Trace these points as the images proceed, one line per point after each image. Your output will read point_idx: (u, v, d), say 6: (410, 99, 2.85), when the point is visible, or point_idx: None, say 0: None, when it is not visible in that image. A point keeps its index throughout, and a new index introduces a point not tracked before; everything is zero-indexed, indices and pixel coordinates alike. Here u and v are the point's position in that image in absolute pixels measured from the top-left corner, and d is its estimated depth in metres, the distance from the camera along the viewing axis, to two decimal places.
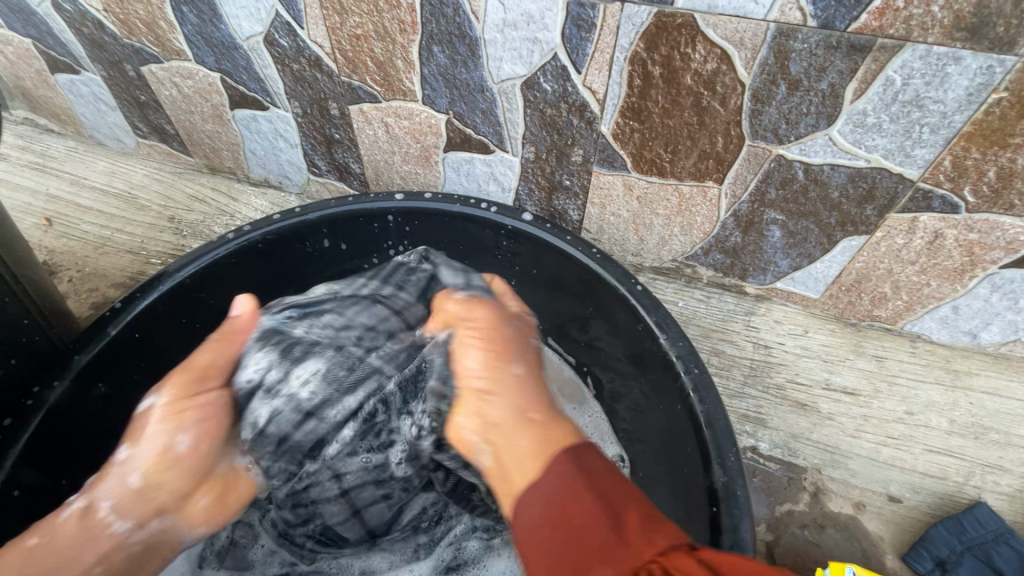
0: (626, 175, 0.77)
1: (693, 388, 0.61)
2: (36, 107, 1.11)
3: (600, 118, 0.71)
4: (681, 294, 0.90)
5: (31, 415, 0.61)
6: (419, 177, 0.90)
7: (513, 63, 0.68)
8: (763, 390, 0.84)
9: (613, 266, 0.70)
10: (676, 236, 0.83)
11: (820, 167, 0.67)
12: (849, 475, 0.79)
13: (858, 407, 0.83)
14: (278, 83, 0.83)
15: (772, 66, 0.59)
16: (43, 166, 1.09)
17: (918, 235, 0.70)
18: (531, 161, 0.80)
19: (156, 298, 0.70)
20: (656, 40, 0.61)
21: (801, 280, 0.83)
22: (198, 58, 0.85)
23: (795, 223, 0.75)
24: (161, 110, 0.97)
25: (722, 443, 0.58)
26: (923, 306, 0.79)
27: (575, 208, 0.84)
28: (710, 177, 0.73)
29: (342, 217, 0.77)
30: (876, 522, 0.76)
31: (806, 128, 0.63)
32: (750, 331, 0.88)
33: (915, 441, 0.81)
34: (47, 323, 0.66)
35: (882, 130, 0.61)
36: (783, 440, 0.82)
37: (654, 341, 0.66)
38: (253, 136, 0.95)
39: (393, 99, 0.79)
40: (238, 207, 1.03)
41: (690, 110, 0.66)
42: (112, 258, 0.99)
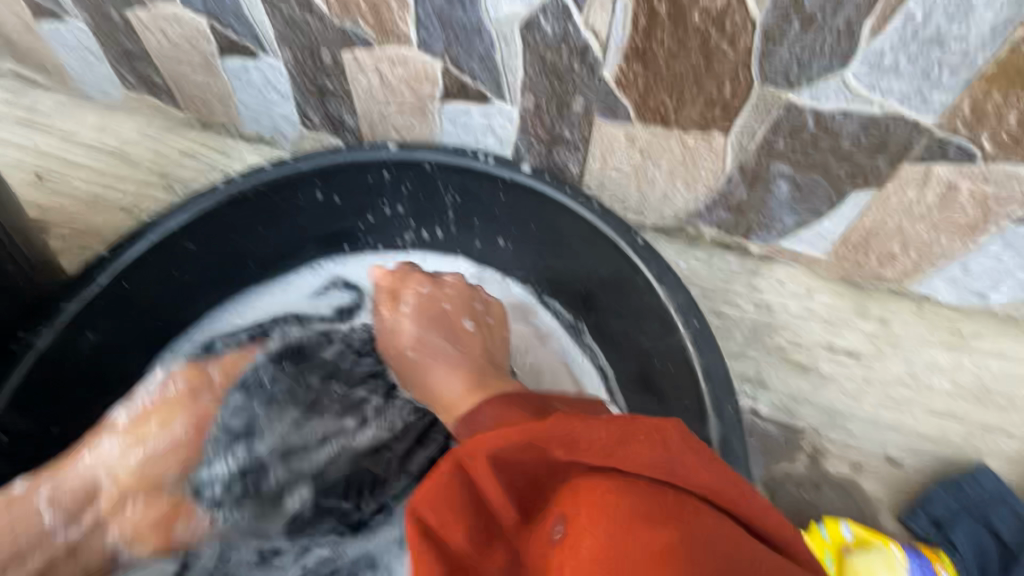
0: (629, 125, 0.74)
1: (693, 341, 0.60)
2: (22, 58, 1.08)
3: (602, 62, 0.67)
4: (683, 254, 0.88)
5: (19, 360, 0.61)
6: (415, 130, 0.87)
7: (511, 1, 0.65)
8: (764, 351, 0.83)
9: (614, 219, 0.67)
10: (679, 191, 0.81)
11: (831, 115, 0.64)
12: (847, 436, 0.79)
13: (860, 369, 0.82)
14: (267, 27, 0.80)
15: (785, 2, 0.56)
16: (32, 120, 1.06)
17: (930, 188, 0.67)
18: (531, 111, 0.77)
19: (145, 247, 0.68)
20: None
21: (807, 238, 0.81)
22: (183, 1, 0.82)
23: (803, 176, 0.72)
24: (149, 60, 0.94)
25: (721, 395, 0.58)
26: (932, 266, 0.77)
27: (575, 161, 0.82)
28: (716, 126, 0.70)
29: (334, 168, 0.75)
30: (873, 483, 0.76)
31: (819, 70, 0.60)
32: (753, 292, 0.86)
33: (917, 403, 0.80)
34: (34, 270, 0.64)
35: (900, 73, 0.57)
36: (782, 401, 0.81)
37: (653, 294, 0.64)
38: (243, 87, 0.91)
39: (387, 44, 0.75)
40: (232, 163, 1.01)
41: (696, 53, 0.63)
42: (105, 214, 0.97)
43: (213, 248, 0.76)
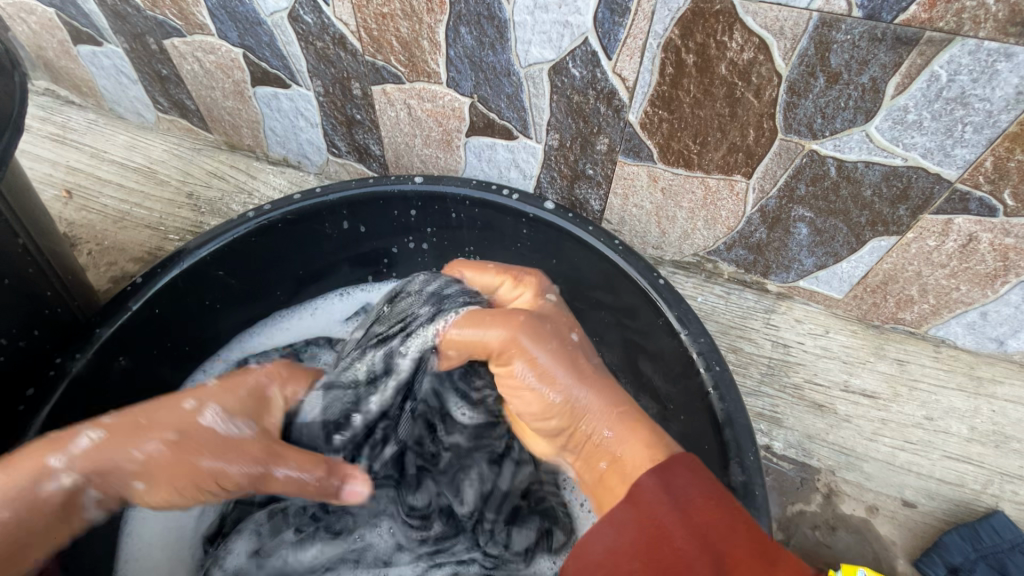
0: (651, 166, 0.75)
1: (714, 386, 0.61)
2: (58, 78, 1.11)
3: (628, 106, 0.69)
4: (701, 289, 0.89)
5: (55, 386, 0.61)
6: (440, 161, 0.89)
7: (542, 47, 0.67)
8: (780, 389, 0.83)
9: (636, 259, 0.69)
10: (699, 230, 0.82)
11: (853, 164, 0.65)
12: (863, 478, 0.79)
13: (876, 410, 0.82)
14: (300, 60, 0.82)
15: (812, 58, 0.57)
16: (64, 138, 1.09)
17: (950, 237, 0.68)
18: (555, 149, 0.78)
19: (177, 274, 0.70)
20: (692, 26, 0.59)
21: (824, 279, 0.82)
22: (221, 33, 0.84)
23: (823, 221, 0.73)
24: (182, 85, 0.97)
25: (742, 442, 0.57)
26: (949, 311, 0.77)
27: (596, 197, 0.83)
28: (738, 170, 0.71)
29: (362, 199, 0.77)
30: (889, 527, 0.76)
31: (843, 123, 0.61)
32: (769, 329, 0.86)
33: (933, 446, 0.80)
34: (69, 296, 0.68)
35: (923, 128, 0.59)
36: (797, 440, 0.81)
37: (675, 336, 0.65)
38: (273, 114, 0.94)
39: (417, 81, 0.77)
40: (257, 185, 1.03)
41: (722, 101, 0.64)
42: (131, 232, 0.99)
43: (241, 275, 0.77)
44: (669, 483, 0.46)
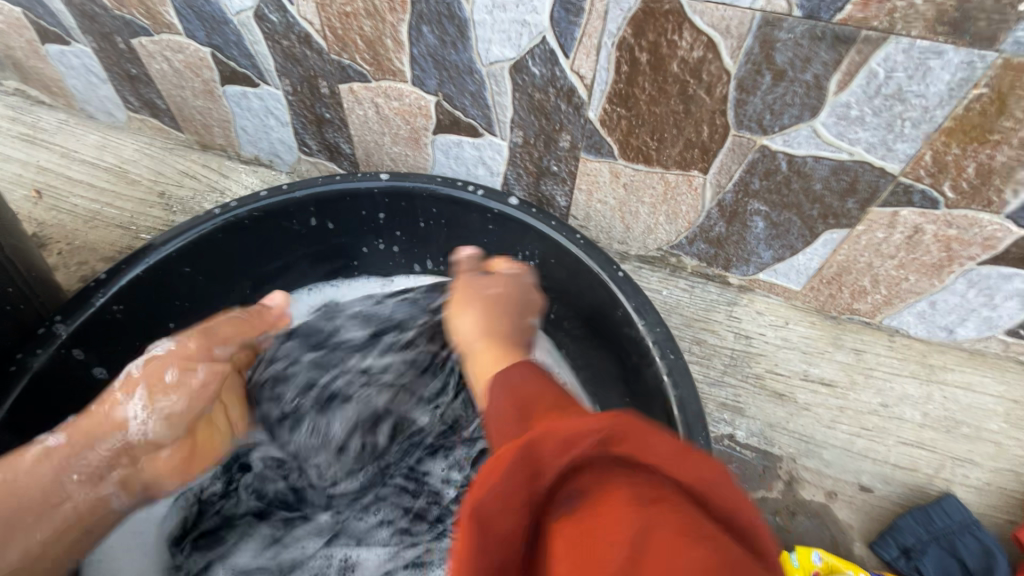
0: (612, 162, 0.77)
1: (667, 373, 0.62)
2: (27, 78, 1.10)
3: (588, 104, 0.71)
4: (666, 283, 0.91)
5: (15, 383, 0.62)
6: (409, 159, 0.90)
7: (502, 45, 0.68)
8: (742, 379, 0.86)
9: (596, 252, 0.70)
10: (662, 225, 0.84)
11: (803, 159, 0.67)
12: (822, 464, 0.81)
13: (834, 398, 0.84)
14: (268, 59, 0.83)
15: (758, 56, 0.59)
16: (34, 138, 1.09)
17: (897, 229, 0.71)
18: (520, 146, 0.80)
19: (141, 270, 0.70)
20: (644, 25, 0.61)
21: (783, 272, 0.84)
22: (188, 32, 0.85)
23: (778, 214, 0.75)
24: (152, 84, 0.97)
25: (693, 427, 0.59)
26: (902, 301, 0.80)
27: (562, 193, 0.85)
28: (695, 166, 0.73)
29: (329, 196, 0.77)
30: (846, 511, 0.78)
31: (790, 119, 0.63)
32: (732, 321, 0.89)
33: (889, 432, 0.82)
34: (32, 292, 0.68)
35: (865, 124, 0.61)
36: (759, 428, 0.83)
37: (633, 326, 0.67)
38: (243, 113, 0.94)
39: (383, 79, 0.79)
40: (229, 184, 1.04)
41: (676, 98, 0.66)
42: (102, 231, 0.99)
43: (208, 272, 0.78)
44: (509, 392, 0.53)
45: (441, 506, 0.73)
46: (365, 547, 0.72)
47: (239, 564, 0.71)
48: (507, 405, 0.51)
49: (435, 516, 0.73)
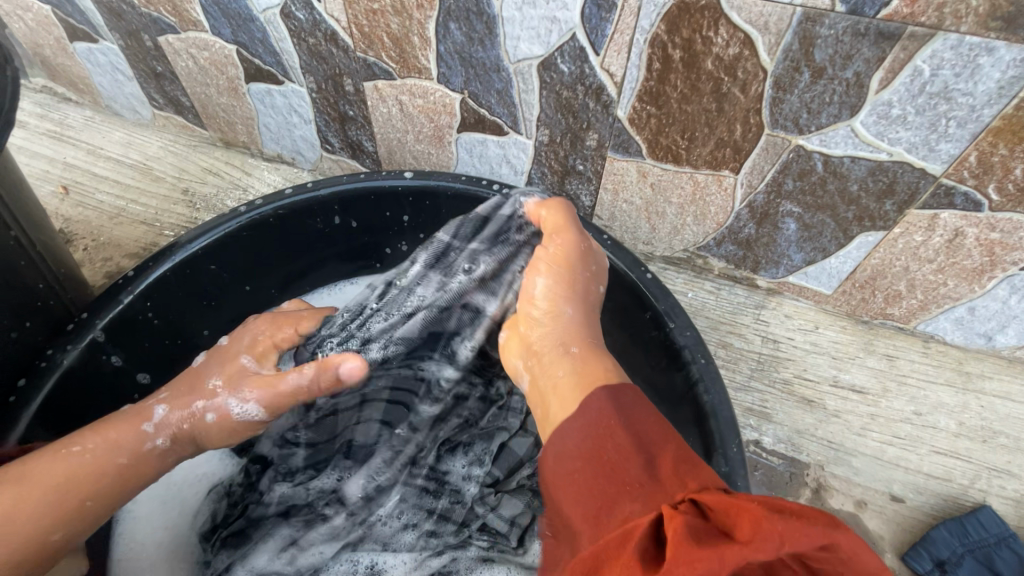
0: (641, 161, 0.76)
1: (698, 378, 0.61)
2: (55, 75, 1.11)
3: (617, 102, 0.69)
4: (691, 285, 0.89)
5: (46, 377, 0.62)
6: (432, 157, 0.89)
7: (530, 42, 0.67)
8: (769, 384, 0.84)
9: (624, 254, 0.69)
10: (689, 226, 0.82)
11: (839, 159, 0.65)
12: (851, 473, 0.79)
13: (864, 405, 0.82)
14: (293, 57, 0.83)
15: (797, 53, 0.58)
16: (61, 135, 1.10)
17: (937, 232, 0.68)
18: (545, 144, 0.79)
19: (168, 268, 0.71)
20: (678, 22, 0.59)
21: (814, 275, 0.82)
22: (214, 30, 0.85)
23: (811, 216, 0.73)
24: (177, 81, 0.97)
25: (726, 434, 0.58)
26: (938, 306, 0.78)
27: (587, 193, 0.84)
28: (726, 166, 0.72)
29: (353, 195, 0.77)
30: (877, 521, 0.76)
31: (828, 118, 0.62)
32: (759, 325, 0.87)
33: (922, 441, 0.80)
34: (60, 288, 0.68)
35: (907, 123, 0.59)
36: (787, 435, 0.81)
37: (661, 329, 0.66)
38: (267, 110, 0.94)
39: (409, 77, 0.78)
40: (252, 181, 1.04)
41: (709, 96, 0.65)
42: (127, 228, 1.00)
43: (234, 270, 0.78)
44: (619, 399, 0.45)
45: (465, 506, 0.68)
46: (390, 552, 0.68)
47: (258, 566, 0.66)
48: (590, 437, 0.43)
49: (461, 518, 0.68)
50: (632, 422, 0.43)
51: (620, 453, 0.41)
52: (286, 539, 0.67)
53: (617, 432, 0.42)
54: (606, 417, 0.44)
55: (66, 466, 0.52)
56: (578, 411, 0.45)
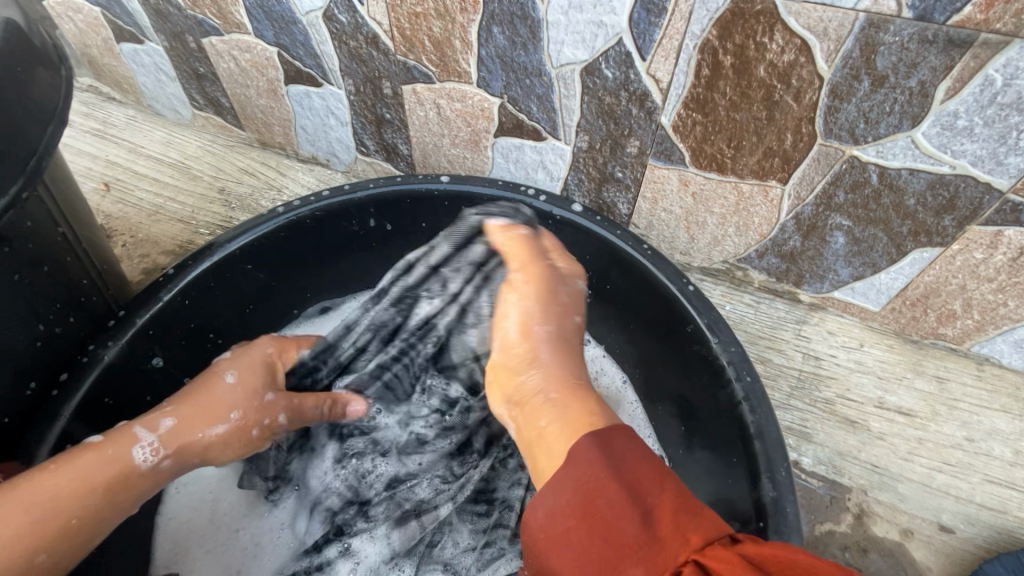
0: (683, 170, 0.74)
1: (744, 397, 0.59)
2: (100, 75, 1.14)
3: (661, 109, 0.68)
4: (729, 298, 0.87)
5: (86, 372, 0.63)
6: (467, 161, 0.89)
7: (575, 47, 0.66)
8: (810, 403, 0.81)
9: (664, 264, 0.67)
10: (730, 236, 0.80)
11: (897, 171, 0.62)
12: (897, 499, 0.75)
13: (912, 429, 0.78)
14: (333, 60, 0.83)
15: (857, 60, 0.55)
16: (104, 133, 1.13)
17: (1000, 250, 0.65)
18: (584, 151, 0.78)
19: (206, 266, 0.71)
20: (731, 27, 0.57)
21: (861, 290, 0.79)
22: (257, 32, 0.86)
23: (862, 230, 0.70)
24: (218, 82, 0.99)
25: (773, 456, 0.56)
26: (995, 328, 0.74)
27: (625, 201, 0.82)
28: (774, 176, 0.69)
29: (389, 198, 0.77)
30: (924, 552, 0.72)
31: (887, 128, 0.59)
32: (800, 341, 0.84)
33: (974, 469, 0.76)
34: (103, 285, 0.69)
35: (974, 135, 0.56)
36: (828, 457, 0.78)
37: (703, 344, 0.64)
38: (305, 112, 0.95)
39: (448, 80, 0.78)
40: (287, 182, 1.05)
41: (759, 104, 0.63)
42: (164, 225, 1.01)
43: (270, 269, 0.78)
44: (606, 447, 0.44)
45: (516, 512, 0.68)
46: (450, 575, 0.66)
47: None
48: (599, 479, 0.42)
49: (515, 524, 0.68)
50: (620, 469, 0.42)
51: (611, 512, 0.41)
52: (380, 555, 0.66)
53: (603, 486, 0.42)
54: (590, 471, 0.43)
55: (99, 498, 0.52)
56: (564, 464, 0.44)
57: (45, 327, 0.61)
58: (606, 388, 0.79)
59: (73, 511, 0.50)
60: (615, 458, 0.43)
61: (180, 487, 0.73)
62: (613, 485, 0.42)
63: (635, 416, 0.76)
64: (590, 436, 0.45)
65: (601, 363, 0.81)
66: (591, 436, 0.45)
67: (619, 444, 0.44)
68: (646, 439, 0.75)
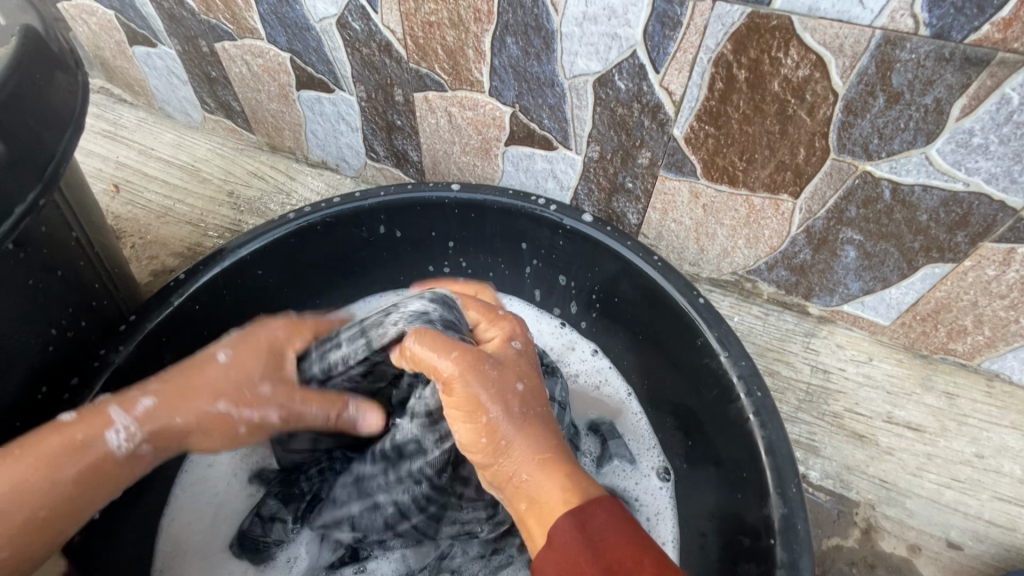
0: (694, 181, 0.74)
1: (754, 412, 0.59)
2: (112, 77, 1.15)
3: (674, 121, 0.68)
4: (738, 309, 0.87)
5: (97, 377, 0.62)
6: (476, 169, 0.89)
7: (588, 58, 0.66)
8: (818, 416, 0.80)
9: (674, 276, 0.67)
10: (739, 248, 0.80)
11: (910, 187, 0.62)
12: (905, 515, 0.75)
13: (921, 444, 0.78)
14: (346, 66, 0.84)
15: (872, 76, 0.55)
16: (115, 135, 1.13)
17: (1012, 268, 0.65)
18: (595, 160, 0.78)
19: (217, 271, 0.71)
20: (746, 41, 0.57)
21: (871, 304, 0.79)
22: (270, 37, 0.86)
23: (873, 245, 0.70)
24: (230, 86, 0.99)
25: (784, 472, 0.56)
26: (1006, 344, 0.73)
27: (634, 211, 0.82)
28: (785, 190, 0.69)
29: (399, 205, 0.77)
30: (932, 568, 0.72)
31: (901, 144, 0.59)
32: (808, 354, 0.84)
33: (983, 486, 0.75)
34: (113, 289, 0.70)
35: (988, 153, 0.56)
36: (835, 470, 0.77)
37: (714, 357, 0.63)
38: (316, 117, 0.95)
39: (460, 89, 0.78)
40: (296, 186, 1.05)
41: (773, 118, 0.63)
42: (173, 227, 1.02)
43: (279, 275, 0.78)
44: (586, 524, 0.44)
45: None
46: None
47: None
48: (589, 559, 0.43)
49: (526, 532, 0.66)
50: (598, 547, 0.43)
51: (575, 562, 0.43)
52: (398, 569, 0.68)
53: (586, 567, 0.42)
54: (575, 551, 0.43)
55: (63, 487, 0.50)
56: (547, 544, 0.45)
57: (58, 331, 0.61)
58: (610, 399, 0.79)
59: (21, 507, 0.48)
60: (604, 538, 0.44)
61: (185, 489, 0.74)
62: (601, 564, 0.42)
63: (642, 426, 0.76)
64: (569, 512, 0.45)
65: (606, 375, 0.81)
66: (570, 510, 0.45)
67: (604, 519, 0.45)
68: (652, 449, 0.75)
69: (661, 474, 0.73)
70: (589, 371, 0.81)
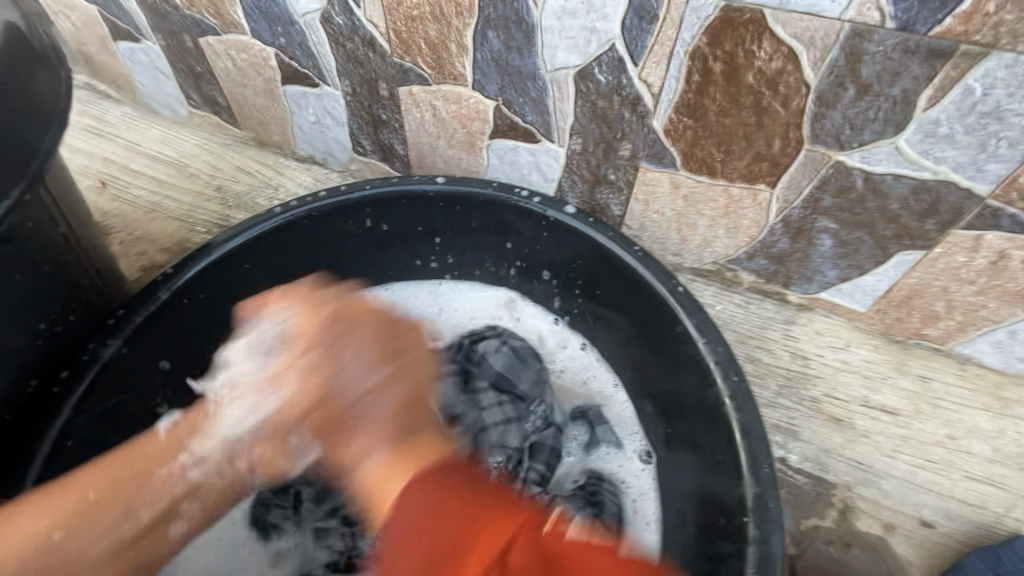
0: (674, 173, 0.75)
1: (731, 396, 0.61)
2: (97, 72, 1.14)
3: (653, 113, 0.69)
4: (720, 298, 0.88)
5: (87, 371, 0.64)
6: (462, 162, 0.90)
7: (569, 52, 0.67)
8: (797, 401, 0.82)
9: (655, 265, 0.69)
10: (720, 238, 0.82)
11: (881, 176, 0.64)
12: (880, 495, 0.77)
13: (896, 427, 0.80)
14: (330, 60, 0.84)
15: (842, 68, 0.57)
16: (102, 131, 1.13)
17: (981, 254, 0.67)
18: (577, 153, 0.79)
19: (205, 265, 0.72)
20: (721, 35, 0.59)
21: (847, 291, 0.81)
22: (254, 32, 0.86)
23: (848, 233, 0.72)
24: (215, 81, 0.99)
25: (758, 453, 0.58)
26: (976, 328, 0.76)
27: (617, 202, 0.83)
28: (762, 180, 0.71)
29: (385, 198, 0.78)
30: (905, 546, 0.74)
31: (871, 134, 0.60)
32: (788, 341, 0.86)
33: (955, 466, 0.78)
34: (103, 284, 0.70)
35: (955, 142, 0.58)
36: (814, 454, 0.80)
37: (692, 344, 0.65)
38: (302, 112, 0.96)
39: (444, 83, 0.79)
40: (283, 181, 1.05)
41: (748, 110, 0.64)
42: (161, 223, 1.02)
43: (266, 268, 0.79)
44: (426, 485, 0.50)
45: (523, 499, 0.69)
46: None
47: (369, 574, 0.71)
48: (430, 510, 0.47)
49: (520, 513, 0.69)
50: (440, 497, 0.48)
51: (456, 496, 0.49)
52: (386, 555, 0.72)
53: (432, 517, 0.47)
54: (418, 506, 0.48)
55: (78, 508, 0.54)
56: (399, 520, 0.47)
57: (47, 326, 0.62)
58: (594, 388, 0.80)
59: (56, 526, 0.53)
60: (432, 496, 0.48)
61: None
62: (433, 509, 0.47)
63: (624, 411, 0.77)
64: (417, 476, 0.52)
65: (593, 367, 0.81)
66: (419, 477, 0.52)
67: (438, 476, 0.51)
68: (635, 434, 0.76)
69: (643, 457, 0.74)
70: (575, 364, 0.82)
